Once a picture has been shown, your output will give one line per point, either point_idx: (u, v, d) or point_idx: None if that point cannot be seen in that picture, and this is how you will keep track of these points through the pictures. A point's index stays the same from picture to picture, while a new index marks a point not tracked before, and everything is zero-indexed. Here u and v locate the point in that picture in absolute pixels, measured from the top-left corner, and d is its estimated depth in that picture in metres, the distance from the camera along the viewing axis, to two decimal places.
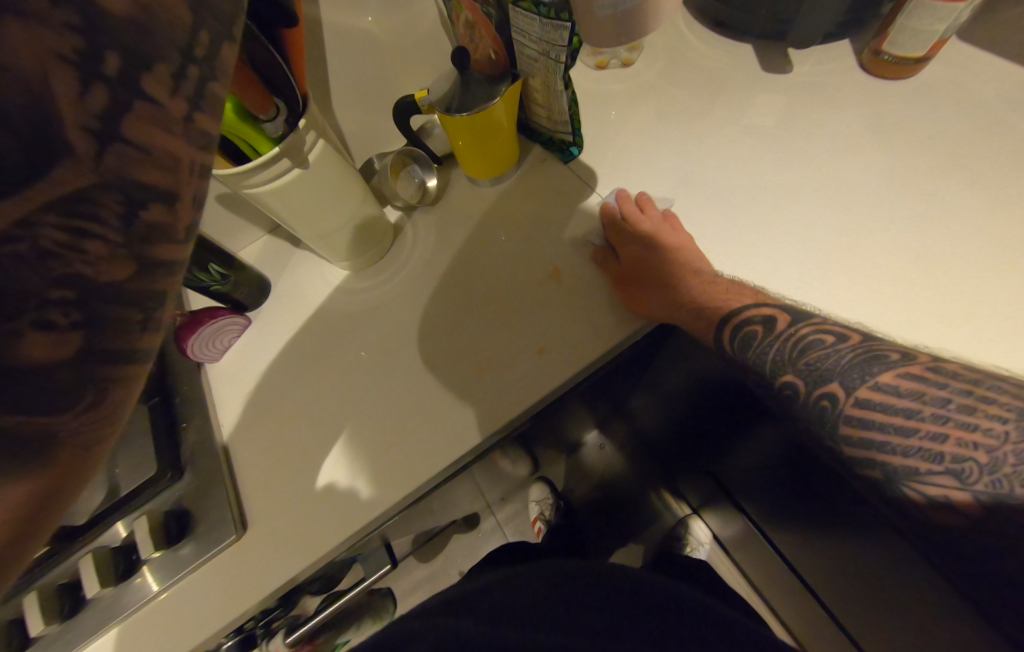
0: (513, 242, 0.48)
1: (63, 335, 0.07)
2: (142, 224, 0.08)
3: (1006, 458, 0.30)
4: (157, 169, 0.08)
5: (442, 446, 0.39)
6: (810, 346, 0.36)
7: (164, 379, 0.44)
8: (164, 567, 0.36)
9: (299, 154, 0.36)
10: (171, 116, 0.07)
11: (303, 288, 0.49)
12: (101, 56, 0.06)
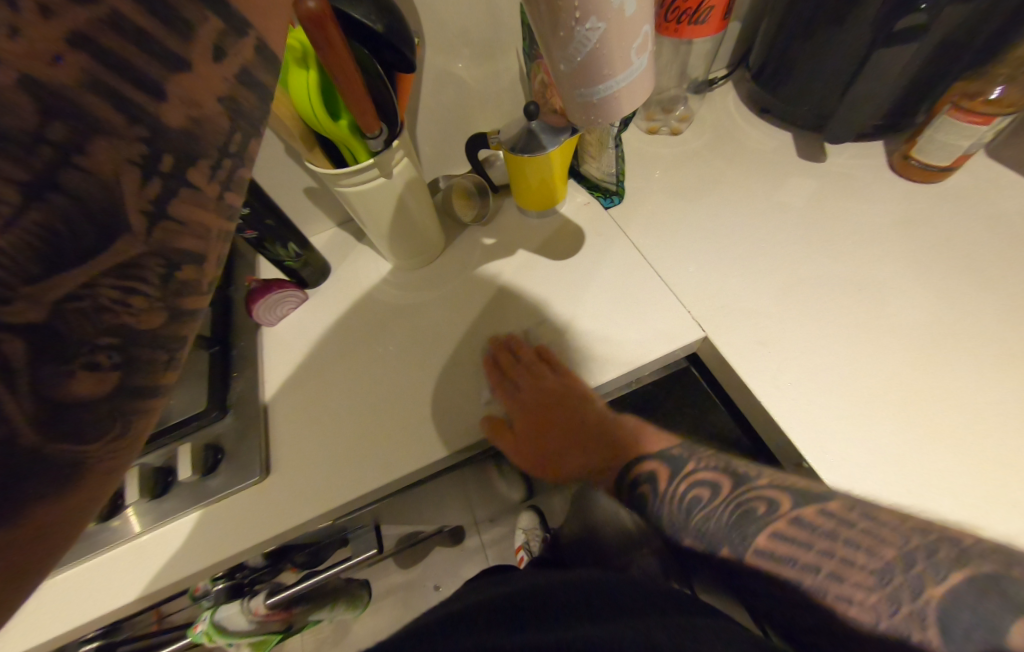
0: (537, 273, 0.50)
1: (104, 374, 0.12)
2: (175, 279, 0.13)
3: (877, 613, 0.29)
4: (188, 236, 0.13)
5: (413, 453, 0.41)
6: (690, 508, 0.39)
7: (227, 332, 0.49)
8: (191, 493, 0.40)
9: (387, 166, 0.39)
10: (205, 195, 0.13)
11: (355, 278, 0.54)
12: (155, 158, 0.11)
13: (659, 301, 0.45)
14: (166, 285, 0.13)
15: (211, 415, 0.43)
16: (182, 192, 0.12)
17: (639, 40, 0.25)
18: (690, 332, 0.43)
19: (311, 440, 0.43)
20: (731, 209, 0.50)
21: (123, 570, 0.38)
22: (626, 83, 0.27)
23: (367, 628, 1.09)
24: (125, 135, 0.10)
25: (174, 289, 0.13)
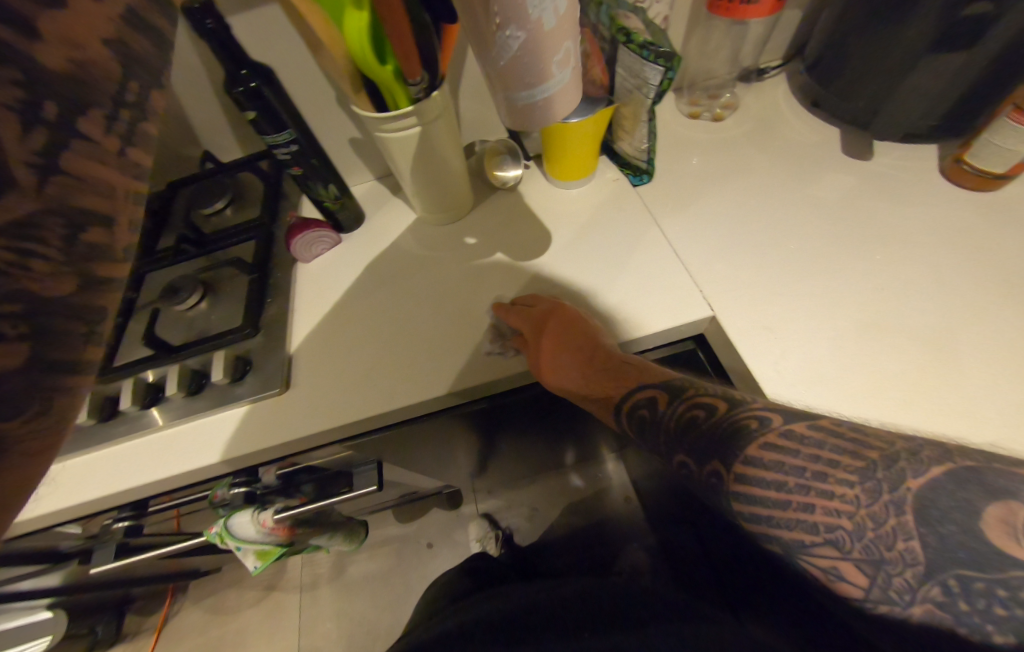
0: (556, 239, 0.52)
1: (14, 344, 0.09)
2: (82, 240, 0.10)
3: (870, 522, 0.29)
4: (96, 197, 0.10)
5: (417, 388, 0.44)
6: (687, 421, 0.38)
7: (266, 263, 0.54)
8: (220, 396, 0.45)
9: (425, 115, 0.42)
10: (103, 148, 0.10)
11: (386, 228, 0.57)
12: (41, 104, 0.08)
13: (670, 275, 0.46)
14: (72, 249, 0.10)
15: (243, 332, 0.47)
16: (77, 144, 0.09)
17: (560, 55, 0.30)
18: (697, 310, 0.44)
19: (331, 365, 0.47)
20: (761, 198, 0.50)
21: (159, 452, 0.44)
22: (544, 99, 0.32)
23: (361, 570, 1.16)
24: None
25: (82, 253, 0.10)
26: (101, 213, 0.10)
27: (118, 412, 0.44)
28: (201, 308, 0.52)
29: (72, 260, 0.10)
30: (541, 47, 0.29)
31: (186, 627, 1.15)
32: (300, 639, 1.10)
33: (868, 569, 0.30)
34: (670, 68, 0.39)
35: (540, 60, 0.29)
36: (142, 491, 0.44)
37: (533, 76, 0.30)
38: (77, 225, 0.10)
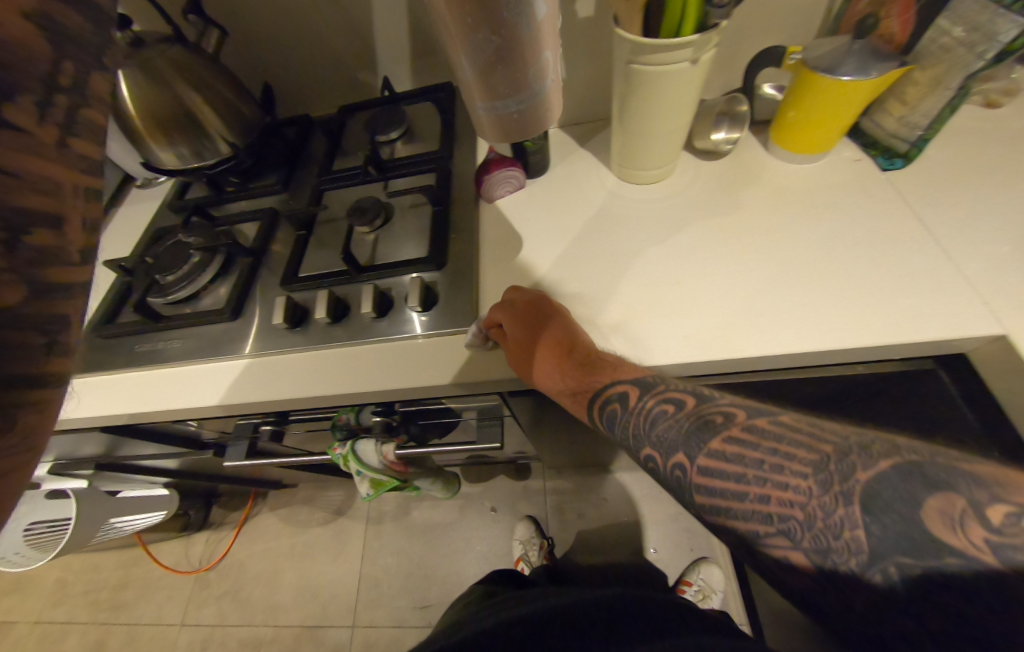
0: (783, 216, 0.45)
1: None
2: (25, 245, 0.17)
3: (820, 513, 0.28)
4: (38, 191, 0.18)
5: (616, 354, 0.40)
6: (654, 418, 0.35)
7: (449, 197, 0.52)
8: (406, 323, 0.44)
9: (703, 45, 0.35)
10: (33, 139, 0.18)
11: (575, 177, 0.53)
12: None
13: (937, 281, 0.38)
14: (13, 251, 0.17)
15: (432, 265, 0.46)
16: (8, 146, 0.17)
17: (538, 65, 0.32)
18: (974, 326, 0.36)
19: (532, 317, 0.43)
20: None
21: (342, 366, 0.44)
22: (521, 109, 0.35)
23: (423, 517, 1.19)
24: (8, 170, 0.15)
25: None
26: (45, 214, 0.18)
27: (310, 319, 0.46)
28: (383, 233, 0.51)
29: (15, 269, 0.17)
30: (519, 60, 0.31)
31: (260, 529, 1.25)
32: (359, 567, 1.16)
33: (816, 559, 0.28)
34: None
35: (520, 72, 0.32)
36: (321, 401, 0.45)
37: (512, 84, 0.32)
38: (15, 229, 0.17)
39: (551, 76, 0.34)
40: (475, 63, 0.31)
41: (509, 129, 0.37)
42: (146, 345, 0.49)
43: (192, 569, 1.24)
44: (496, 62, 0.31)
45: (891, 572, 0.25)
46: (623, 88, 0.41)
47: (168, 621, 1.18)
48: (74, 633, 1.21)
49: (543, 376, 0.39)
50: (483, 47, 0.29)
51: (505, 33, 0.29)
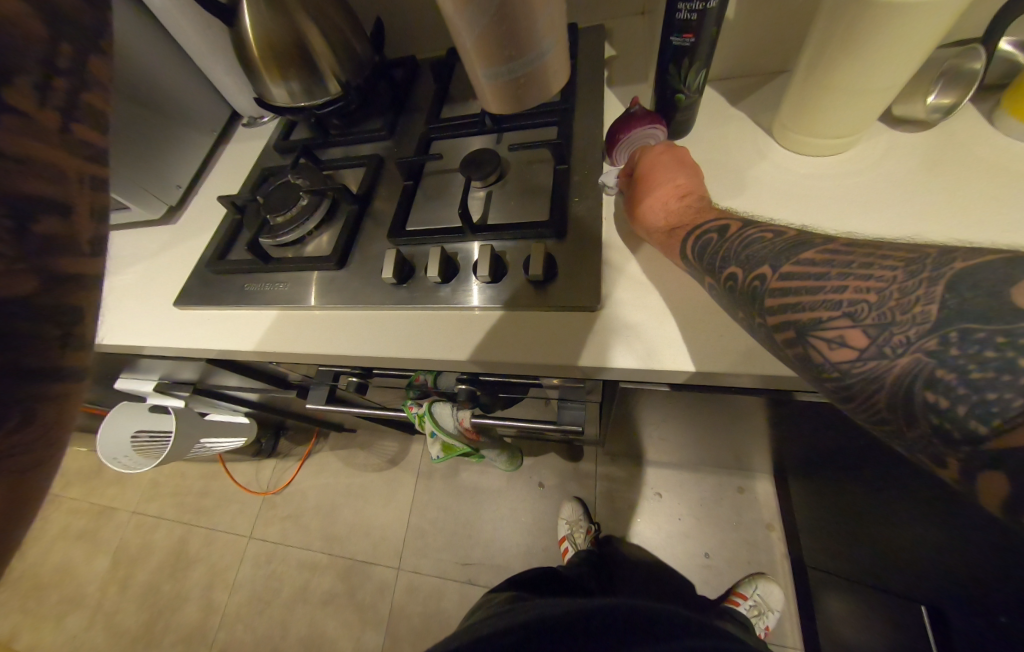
0: (1007, 205, 0.35)
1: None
2: (34, 227, 0.15)
3: (897, 293, 0.26)
4: (44, 185, 0.16)
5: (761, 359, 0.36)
6: (748, 243, 0.34)
7: (574, 155, 0.47)
8: (521, 291, 0.41)
9: None
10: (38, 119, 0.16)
11: (722, 141, 0.45)
12: None
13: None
14: (23, 239, 0.15)
15: (555, 229, 0.42)
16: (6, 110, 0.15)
17: (542, 25, 0.31)
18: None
19: (671, 300, 0.39)
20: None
21: (453, 329, 0.42)
22: (524, 73, 0.34)
23: (473, 480, 1.21)
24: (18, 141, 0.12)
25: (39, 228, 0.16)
26: (58, 203, 0.16)
27: (418, 277, 0.43)
28: (497, 190, 0.47)
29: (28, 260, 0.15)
30: (523, 19, 0.30)
31: (322, 465, 1.33)
32: (409, 516, 1.21)
33: (870, 336, 0.26)
34: None
35: (522, 32, 0.31)
36: (425, 363, 0.43)
37: (515, 43, 0.32)
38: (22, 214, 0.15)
39: (558, 34, 0.33)
40: (477, 24, 0.30)
41: (510, 99, 0.37)
42: (256, 285, 0.49)
43: (261, 491, 1.35)
44: (497, 20, 0.30)
45: (961, 333, 0.23)
46: (832, 29, 0.33)
47: (238, 532, 1.31)
48: (162, 527, 1.38)
49: (661, 204, 0.39)
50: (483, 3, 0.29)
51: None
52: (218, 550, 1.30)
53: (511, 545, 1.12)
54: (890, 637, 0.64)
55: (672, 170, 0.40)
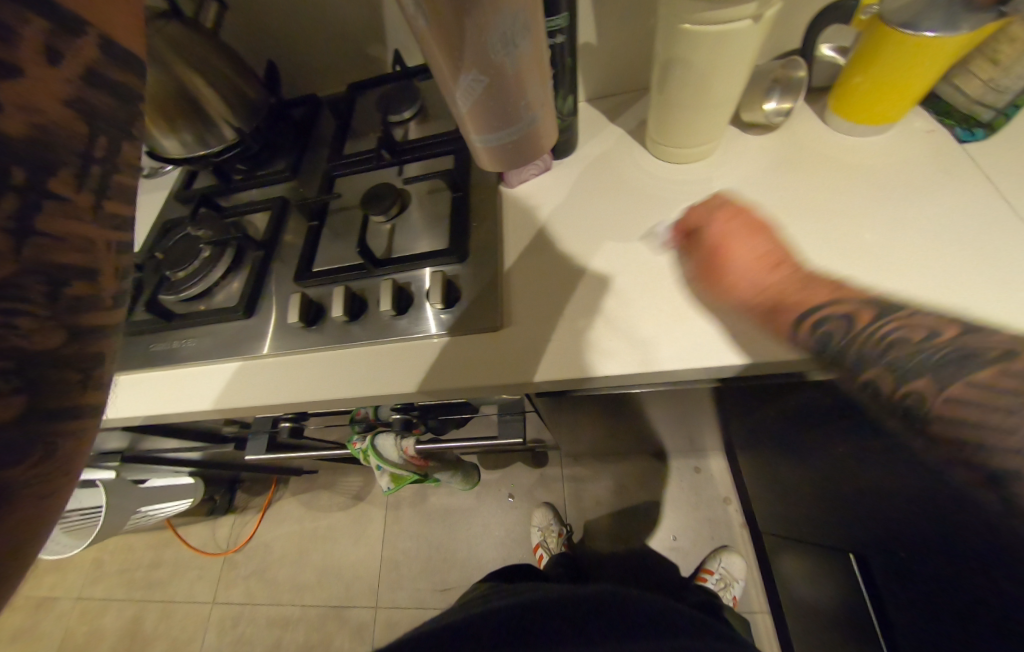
0: (844, 194, 0.40)
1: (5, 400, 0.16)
2: (65, 296, 0.17)
3: None
4: (70, 251, 0.17)
5: (666, 354, 0.37)
6: (891, 341, 0.29)
7: (471, 181, 0.48)
8: (429, 319, 0.42)
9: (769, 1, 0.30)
10: (73, 203, 0.17)
11: (605, 156, 0.49)
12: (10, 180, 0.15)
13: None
14: (53, 302, 0.16)
15: (453, 257, 0.43)
16: (46, 205, 0.16)
17: (526, 100, 0.34)
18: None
19: (574, 311, 0.40)
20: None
21: (363, 365, 0.42)
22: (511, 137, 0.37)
23: (441, 502, 1.20)
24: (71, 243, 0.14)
25: (67, 304, 0.17)
26: (87, 269, 0.17)
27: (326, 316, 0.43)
28: (400, 223, 0.48)
29: (57, 318, 0.17)
30: (510, 95, 0.33)
31: (284, 512, 1.27)
32: (381, 550, 1.18)
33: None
34: None
35: (511, 104, 0.34)
36: (343, 402, 0.43)
37: (502, 116, 0.34)
38: (55, 282, 0.16)
39: (542, 106, 0.37)
40: (468, 101, 0.33)
41: (500, 156, 0.40)
42: (162, 344, 0.48)
43: (220, 551, 1.27)
44: (487, 97, 0.32)
45: None
46: (666, 56, 0.37)
47: (199, 599, 1.23)
48: (113, 609, 1.27)
49: (752, 279, 0.35)
50: (473, 85, 0.31)
51: (495, 65, 0.30)
52: (178, 622, 1.21)
53: (487, 562, 1.11)
54: (831, 587, 0.70)
55: (747, 241, 0.36)
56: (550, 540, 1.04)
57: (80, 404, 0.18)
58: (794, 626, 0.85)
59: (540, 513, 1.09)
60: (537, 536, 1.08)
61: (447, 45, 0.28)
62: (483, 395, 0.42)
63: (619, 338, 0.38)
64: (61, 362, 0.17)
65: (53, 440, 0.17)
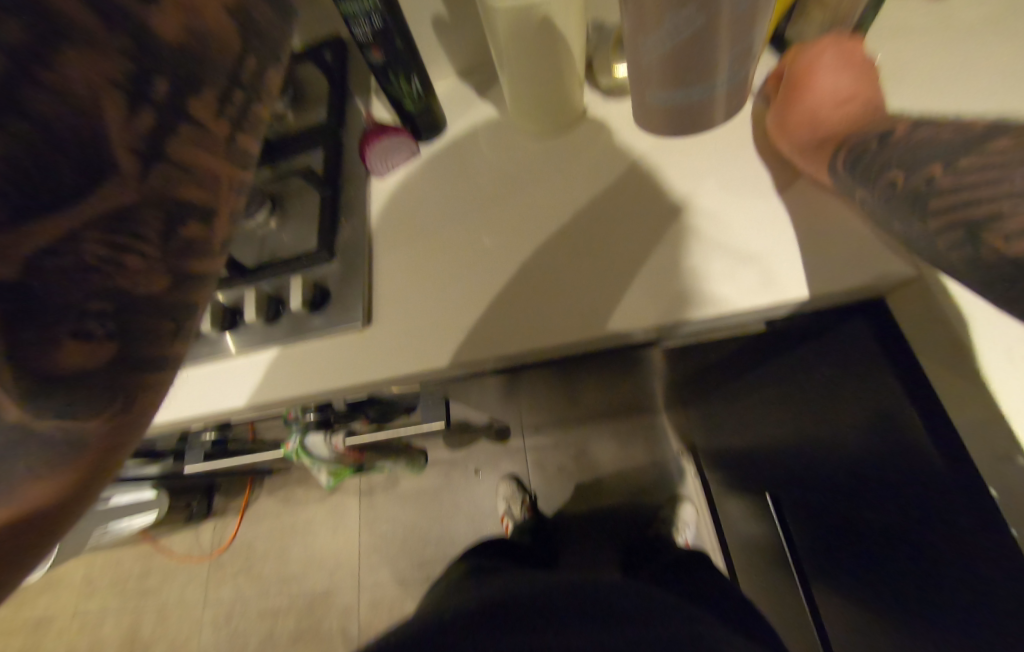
0: (697, 162, 0.42)
1: (96, 345, 0.13)
2: (180, 235, 0.15)
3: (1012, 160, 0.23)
4: (192, 183, 0.15)
5: (526, 331, 0.38)
6: (910, 142, 0.29)
7: (339, 176, 0.47)
8: (299, 323, 0.41)
9: None
10: (205, 134, 0.15)
11: (475, 136, 0.48)
12: (142, 101, 0.13)
13: (847, 236, 0.36)
14: (165, 242, 0.14)
15: (323, 257, 0.42)
16: (176, 133, 0.14)
17: (733, 56, 0.31)
18: (855, 275, 0.35)
19: (439, 301, 0.41)
20: (1002, 92, 0.37)
21: (241, 377, 0.42)
22: (705, 93, 0.34)
23: (412, 485, 1.23)
24: (114, 102, 0.12)
25: (176, 249, 0.14)
26: (205, 209, 0.15)
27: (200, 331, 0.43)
28: (272, 226, 0.47)
29: (168, 260, 0.14)
30: (709, 54, 0.30)
31: (262, 512, 1.30)
32: (359, 536, 1.22)
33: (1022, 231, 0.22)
34: None
35: (708, 64, 0.31)
36: (227, 413, 0.43)
37: (698, 72, 0.31)
38: (174, 219, 0.14)
39: (745, 63, 0.33)
40: (663, 49, 0.29)
41: (675, 121, 0.38)
42: None
43: (205, 554, 1.31)
44: (686, 50, 0.29)
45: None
46: (488, 25, 0.36)
47: (191, 601, 1.27)
48: (110, 620, 1.31)
49: (821, 108, 0.36)
50: (679, 29, 0.27)
51: (711, 16, 0.26)
52: (175, 624, 1.26)
53: (460, 535, 1.16)
54: (759, 524, 0.74)
55: (836, 72, 0.36)
56: (514, 508, 1.08)
57: (164, 354, 0.15)
58: (739, 562, 0.91)
59: (504, 484, 1.13)
60: (503, 507, 1.13)
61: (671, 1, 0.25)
62: (363, 393, 0.42)
63: (531, 317, 0.38)
64: (160, 309, 0.14)
65: (133, 392, 0.14)
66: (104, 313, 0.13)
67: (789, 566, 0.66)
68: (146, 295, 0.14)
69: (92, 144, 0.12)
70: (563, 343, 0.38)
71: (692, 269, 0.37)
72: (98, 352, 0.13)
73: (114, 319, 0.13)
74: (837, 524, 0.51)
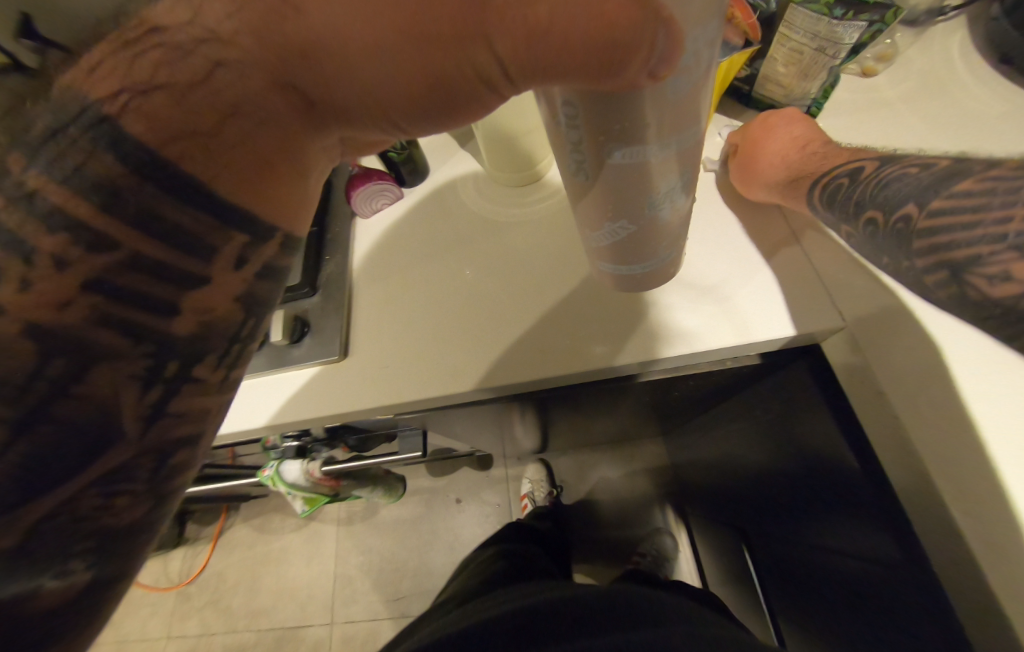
0: None
1: (73, 581, 0.21)
2: (168, 462, 0.22)
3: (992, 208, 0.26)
4: (186, 424, 0.22)
5: (501, 369, 0.40)
6: (890, 179, 0.33)
7: (324, 216, 0.51)
8: (277, 354, 0.43)
9: None
10: (206, 382, 0.22)
11: (456, 182, 0.52)
12: (160, 367, 0.20)
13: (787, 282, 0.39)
14: (154, 474, 0.22)
15: (302, 291, 0.45)
16: (186, 386, 0.22)
17: (668, 242, 0.31)
18: (800, 322, 0.38)
19: (414, 337, 0.43)
20: (928, 150, 0.41)
21: None
22: (643, 271, 0.34)
23: (391, 513, 1.21)
24: (133, 353, 0.19)
25: (164, 472, 0.23)
26: (189, 438, 0.23)
27: None
28: None
29: (153, 488, 0.22)
30: (650, 243, 0.30)
31: (235, 540, 1.25)
32: (334, 568, 1.19)
33: None
34: (881, 24, 0.36)
35: (648, 249, 0.31)
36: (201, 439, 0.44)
37: (642, 255, 0.32)
38: (164, 453, 0.22)
39: (679, 245, 0.34)
40: (610, 239, 0.30)
41: (626, 283, 0.37)
42: None
43: (173, 584, 1.25)
44: (627, 240, 0.30)
45: None
46: None
47: (154, 636, 1.21)
48: None
49: (783, 154, 0.41)
50: (617, 230, 0.28)
51: (645, 220, 0.27)
52: None
53: (439, 566, 1.14)
54: (733, 558, 0.75)
55: (782, 127, 0.42)
56: None
57: (130, 566, 0.23)
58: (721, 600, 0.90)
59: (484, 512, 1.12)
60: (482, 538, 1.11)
61: (600, 195, 0.25)
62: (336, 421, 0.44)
63: (500, 356, 0.41)
64: (124, 533, 0.22)
65: (92, 607, 0.22)
66: (89, 549, 0.21)
67: (761, 603, 0.67)
68: (129, 522, 0.22)
69: (106, 423, 0.20)
70: (537, 381, 0.40)
71: (652, 312, 0.40)
72: (81, 579, 0.21)
73: (95, 553, 0.21)
74: (800, 559, 0.53)
